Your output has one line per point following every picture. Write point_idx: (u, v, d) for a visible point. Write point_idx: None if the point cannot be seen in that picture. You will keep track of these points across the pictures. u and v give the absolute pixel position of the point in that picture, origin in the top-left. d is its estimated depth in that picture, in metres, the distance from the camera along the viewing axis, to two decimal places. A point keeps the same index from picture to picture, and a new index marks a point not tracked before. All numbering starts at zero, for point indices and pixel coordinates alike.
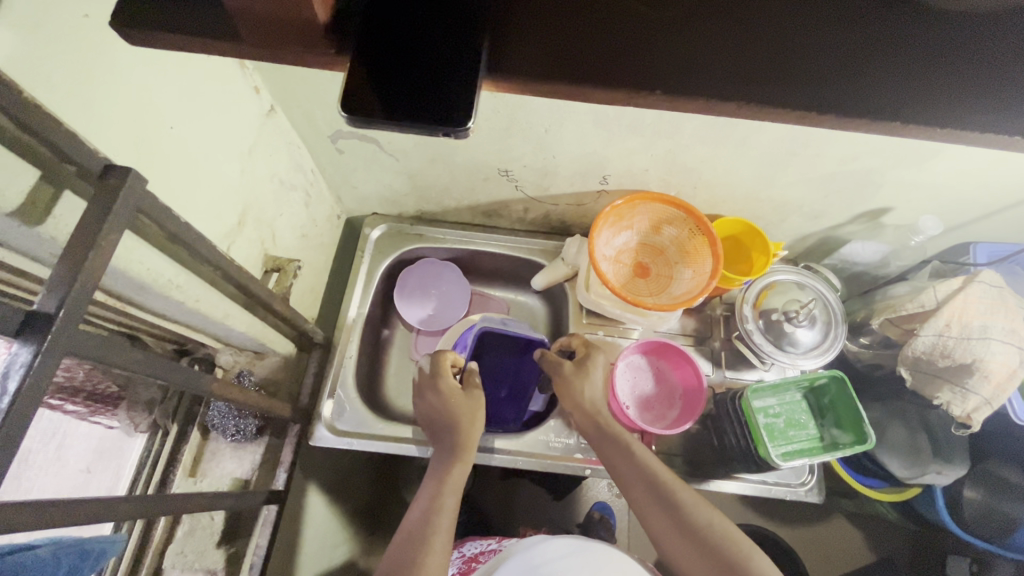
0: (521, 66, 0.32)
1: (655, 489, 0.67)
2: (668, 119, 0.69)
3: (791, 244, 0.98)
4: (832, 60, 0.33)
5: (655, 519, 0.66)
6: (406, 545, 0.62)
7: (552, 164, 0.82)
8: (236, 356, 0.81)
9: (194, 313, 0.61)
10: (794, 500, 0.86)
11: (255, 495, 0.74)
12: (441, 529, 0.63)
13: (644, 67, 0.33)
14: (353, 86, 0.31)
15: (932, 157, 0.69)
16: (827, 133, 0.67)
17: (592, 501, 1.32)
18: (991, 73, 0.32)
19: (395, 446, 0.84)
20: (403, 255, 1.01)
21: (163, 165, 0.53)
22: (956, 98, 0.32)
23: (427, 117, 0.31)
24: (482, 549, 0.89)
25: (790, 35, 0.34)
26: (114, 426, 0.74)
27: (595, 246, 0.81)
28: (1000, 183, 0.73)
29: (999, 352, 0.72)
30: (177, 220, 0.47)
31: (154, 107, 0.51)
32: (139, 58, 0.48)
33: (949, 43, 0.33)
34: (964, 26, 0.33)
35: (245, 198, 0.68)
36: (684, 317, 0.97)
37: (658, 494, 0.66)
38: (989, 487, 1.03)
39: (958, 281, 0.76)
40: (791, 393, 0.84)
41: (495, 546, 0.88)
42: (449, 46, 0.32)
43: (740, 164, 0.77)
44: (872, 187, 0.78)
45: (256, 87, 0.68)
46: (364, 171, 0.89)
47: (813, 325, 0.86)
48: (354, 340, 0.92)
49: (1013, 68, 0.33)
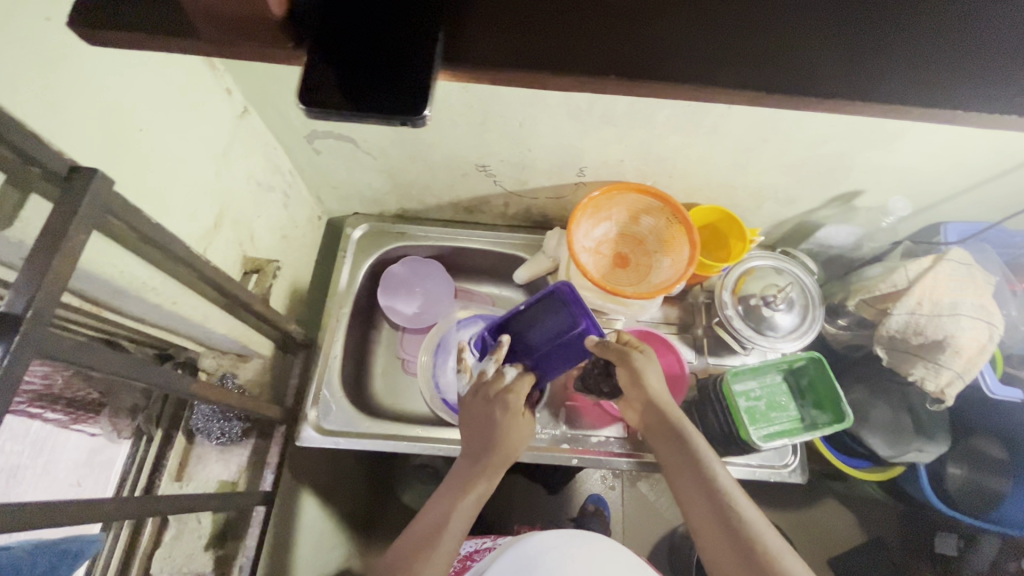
0: (476, 54, 0.33)
1: (710, 498, 0.65)
2: (639, 108, 0.69)
3: (768, 230, 1.00)
4: (783, 39, 0.34)
5: (705, 528, 0.65)
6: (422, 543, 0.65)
7: (529, 158, 0.83)
8: (219, 359, 0.81)
9: (173, 315, 0.62)
10: (778, 481, 0.88)
11: (239, 497, 0.74)
12: (453, 531, 0.66)
13: (599, 52, 0.33)
14: (313, 78, 0.32)
15: (897, 138, 0.71)
16: (795, 118, 0.69)
17: (586, 493, 1.32)
18: (936, 45, 0.33)
19: (382, 443, 0.85)
20: (386, 254, 1.01)
21: (136, 167, 0.53)
22: (904, 70, 0.33)
23: (384, 110, 0.32)
24: (478, 548, 0.89)
25: (743, 20, 0.34)
26: (98, 433, 0.72)
27: (574, 238, 0.82)
28: (966, 162, 0.75)
29: (970, 328, 0.73)
30: (148, 220, 0.47)
31: (123, 109, 0.51)
32: (104, 60, 0.48)
33: (890, 20, 0.34)
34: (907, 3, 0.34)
35: (221, 200, 0.69)
36: (667, 306, 0.98)
37: (711, 504, 0.65)
38: (971, 463, 1.05)
39: (928, 260, 0.78)
40: (771, 375, 0.85)
41: (489, 545, 0.88)
42: (404, 38, 0.32)
43: (713, 152, 0.78)
44: (843, 171, 0.80)
45: (228, 88, 0.68)
46: (342, 171, 0.89)
47: (791, 308, 0.88)
48: (339, 340, 0.92)
49: (958, 39, 0.33)
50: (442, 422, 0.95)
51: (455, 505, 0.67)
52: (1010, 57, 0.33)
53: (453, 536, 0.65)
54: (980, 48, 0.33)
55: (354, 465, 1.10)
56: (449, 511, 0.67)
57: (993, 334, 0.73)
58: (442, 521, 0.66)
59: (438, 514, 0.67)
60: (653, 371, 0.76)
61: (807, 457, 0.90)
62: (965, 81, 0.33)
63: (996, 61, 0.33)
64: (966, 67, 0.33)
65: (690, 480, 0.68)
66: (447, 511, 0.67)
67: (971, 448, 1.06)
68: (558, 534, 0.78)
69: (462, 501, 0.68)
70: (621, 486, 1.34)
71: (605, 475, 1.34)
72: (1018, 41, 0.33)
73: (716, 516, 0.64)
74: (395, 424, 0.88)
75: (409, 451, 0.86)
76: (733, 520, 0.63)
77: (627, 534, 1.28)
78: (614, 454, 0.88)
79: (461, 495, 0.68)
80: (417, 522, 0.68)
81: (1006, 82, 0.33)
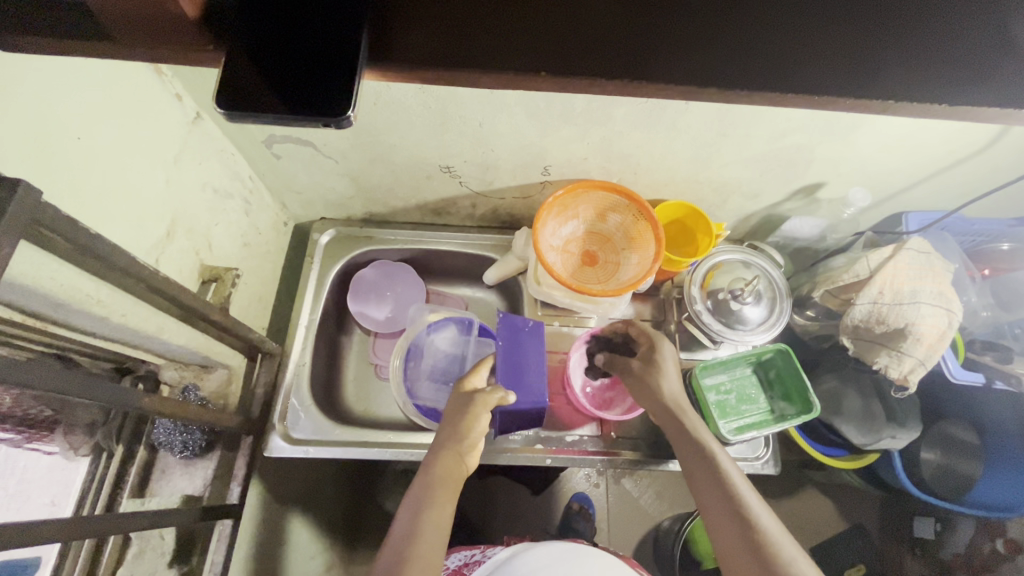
0: (402, 54, 0.33)
1: (710, 476, 0.65)
2: (597, 105, 0.69)
3: (735, 224, 1.00)
4: (710, 29, 0.34)
5: (708, 509, 0.64)
6: (395, 547, 0.59)
7: (492, 158, 0.82)
8: (181, 370, 0.78)
9: (123, 328, 0.60)
10: (751, 474, 0.88)
11: (198, 512, 0.72)
12: (429, 530, 0.60)
13: (532, 47, 0.33)
14: (239, 83, 0.32)
15: (853, 130, 0.72)
16: (751, 114, 0.69)
17: (570, 493, 1.31)
18: (864, 32, 0.34)
19: (353, 449, 0.84)
20: (354, 259, 1.00)
21: (72, 179, 0.52)
22: (835, 58, 0.34)
23: (306, 108, 0.31)
24: (467, 561, 0.85)
25: (674, 9, 0.34)
26: (54, 452, 0.66)
27: (539, 237, 0.81)
28: (921, 152, 0.76)
29: (929, 315, 0.75)
30: (85, 230, 0.46)
31: (56, 117, 0.49)
32: (33, 68, 0.46)
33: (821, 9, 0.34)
34: None
35: (173, 208, 0.67)
36: (638, 303, 0.98)
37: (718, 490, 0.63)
38: (943, 448, 1.07)
39: (889, 250, 0.79)
40: (741, 368, 0.85)
41: (479, 558, 0.84)
42: (329, 41, 0.32)
43: (674, 148, 0.79)
44: (804, 163, 0.80)
45: (177, 94, 0.66)
46: (304, 175, 0.87)
47: (759, 301, 0.88)
48: (307, 347, 0.91)
49: (886, 24, 0.34)
50: (416, 427, 0.94)
51: (429, 512, 0.61)
52: (931, 45, 0.34)
53: (429, 547, 0.58)
54: (905, 35, 0.34)
55: (332, 473, 1.08)
56: (422, 518, 0.61)
57: (952, 321, 0.75)
58: (415, 529, 0.60)
59: (409, 522, 0.61)
60: (666, 363, 0.77)
61: (778, 449, 0.91)
62: (890, 69, 0.34)
63: (920, 48, 0.34)
64: (892, 54, 0.34)
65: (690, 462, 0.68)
66: (419, 519, 0.61)
67: (944, 433, 1.08)
68: (552, 547, 0.78)
69: (437, 511, 0.62)
70: (605, 484, 1.33)
71: (589, 473, 1.33)
72: (940, 30, 0.34)
73: (718, 493, 0.63)
74: (367, 431, 0.86)
75: (379, 458, 0.85)
76: (733, 494, 0.62)
77: (612, 532, 1.28)
78: (588, 453, 0.88)
79: (435, 503, 0.62)
80: (388, 535, 0.61)
81: (929, 70, 0.34)
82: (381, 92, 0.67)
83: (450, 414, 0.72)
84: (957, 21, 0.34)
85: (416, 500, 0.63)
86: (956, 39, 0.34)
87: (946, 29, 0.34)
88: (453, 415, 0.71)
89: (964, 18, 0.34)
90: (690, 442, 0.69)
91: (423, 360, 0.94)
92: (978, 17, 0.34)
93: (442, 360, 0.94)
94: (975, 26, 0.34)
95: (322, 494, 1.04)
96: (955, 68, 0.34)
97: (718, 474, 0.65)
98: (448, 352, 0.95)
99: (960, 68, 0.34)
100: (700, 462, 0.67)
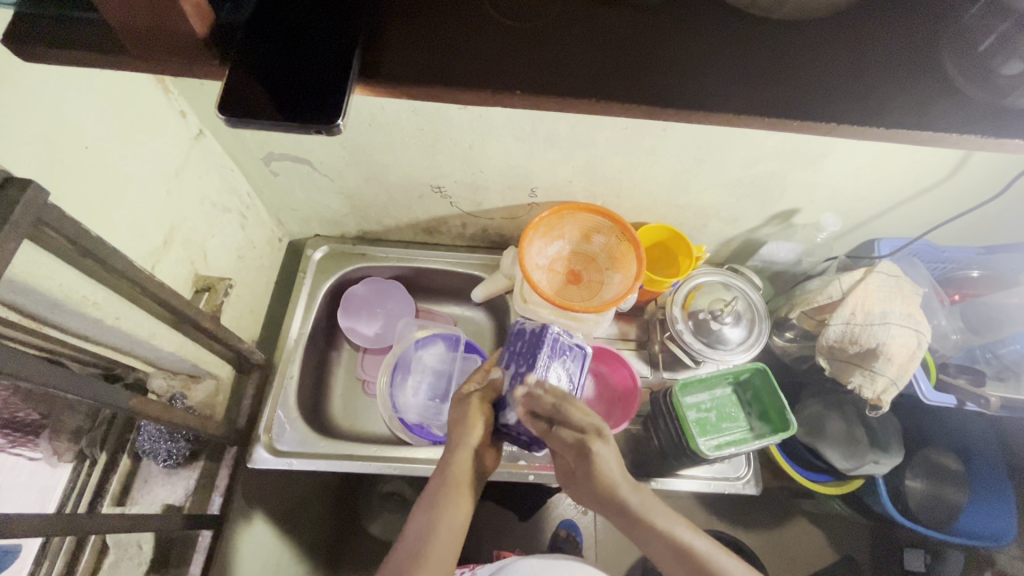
0: (389, 75, 0.37)
1: (678, 557, 0.61)
2: (580, 130, 0.73)
3: (717, 248, 1.04)
4: (661, 60, 0.38)
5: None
6: (405, 549, 0.61)
7: (481, 179, 0.86)
8: (169, 380, 0.80)
9: (117, 333, 0.62)
10: (733, 494, 0.89)
11: (177, 520, 0.72)
12: (441, 536, 0.61)
13: (504, 74, 0.37)
14: (238, 95, 0.35)
15: (824, 159, 0.76)
16: (726, 141, 0.73)
17: (557, 519, 1.30)
18: (816, 69, 0.38)
19: (337, 463, 0.84)
20: (346, 276, 1.02)
21: (78, 186, 0.55)
22: (797, 89, 0.38)
23: (302, 118, 0.34)
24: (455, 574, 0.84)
25: (647, 46, 0.39)
26: (37, 458, 0.67)
27: (525, 255, 0.84)
28: (888, 181, 0.80)
29: (899, 336, 0.78)
30: (85, 231, 0.48)
31: (70, 127, 0.53)
32: (52, 81, 0.50)
33: (761, 48, 0.39)
34: (775, 40, 0.39)
35: (173, 218, 0.70)
36: (622, 323, 1.00)
37: (665, 545, 0.62)
38: (932, 478, 1.07)
39: (860, 273, 0.83)
40: (721, 387, 0.87)
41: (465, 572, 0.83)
42: (323, 62, 0.36)
43: (656, 172, 0.83)
44: (778, 191, 0.85)
45: (182, 111, 0.70)
46: (300, 193, 0.91)
47: (738, 322, 0.91)
48: (295, 360, 0.92)
49: (841, 64, 0.38)
50: (402, 442, 0.94)
51: (443, 512, 0.63)
52: (866, 78, 0.38)
53: (443, 548, 0.61)
54: (860, 73, 0.38)
55: (318, 494, 1.07)
56: (438, 518, 0.62)
57: (921, 342, 0.78)
58: (432, 526, 0.62)
59: (423, 522, 0.62)
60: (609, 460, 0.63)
61: (760, 469, 0.92)
62: (844, 101, 0.37)
63: (872, 84, 0.38)
64: (849, 89, 0.38)
65: (651, 546, 0.63)
66: (434, 520, 0.62)
67: (931, 462, 1.07)
68: (535, 560, 0.79)
69: (449, 510, 0.63)
70: (594, 511, 1.32)
71: (578, 499, 1.32)
72: (867, 68, 0.38)
73: (684, 570, 0.61)
74: (350, 445, 0.86)
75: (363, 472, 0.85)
76: (695, 560, 0.61)
77: (599, 560, 1.26)
78: None
79: (450, 503, 0.64)
80: (397, 540, 0.63)
81: (863, 99, 0.37)
82: (376, 114, 0.71)
83: (456, 418, 0.71)
84: (906, 64, 0.38)
85: (429, 501, 0.64)
86: (880, 74, 0.38)
87: (899, 70, 0.38)
88: (462, 417, 0.70)
89: (908, 66, 0.39)
90: (645, 527, 0.62)
91: (411, 376, 0.96)
92: (902, 62, 0.39)
93: (429, 376, 0.97)
94: (919, 71, 0.38)
95: (306, 513, 1.02)
96: (885, 98, 0.38)
97: (688, 557, 0.61)
98: (436, 368, 0.97)
99: (893, 99, 0.37)
100: (667, 547, 0.62)
